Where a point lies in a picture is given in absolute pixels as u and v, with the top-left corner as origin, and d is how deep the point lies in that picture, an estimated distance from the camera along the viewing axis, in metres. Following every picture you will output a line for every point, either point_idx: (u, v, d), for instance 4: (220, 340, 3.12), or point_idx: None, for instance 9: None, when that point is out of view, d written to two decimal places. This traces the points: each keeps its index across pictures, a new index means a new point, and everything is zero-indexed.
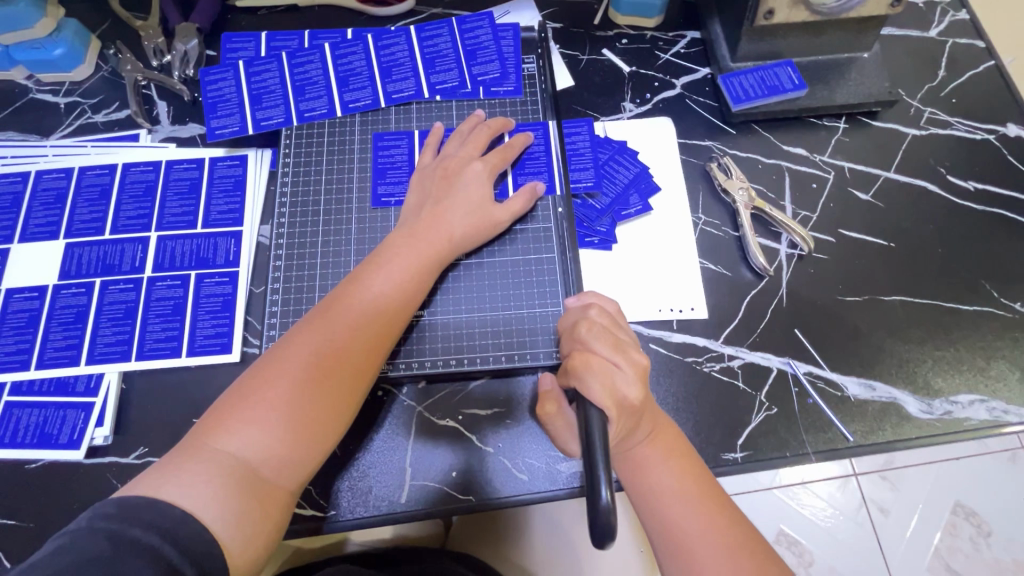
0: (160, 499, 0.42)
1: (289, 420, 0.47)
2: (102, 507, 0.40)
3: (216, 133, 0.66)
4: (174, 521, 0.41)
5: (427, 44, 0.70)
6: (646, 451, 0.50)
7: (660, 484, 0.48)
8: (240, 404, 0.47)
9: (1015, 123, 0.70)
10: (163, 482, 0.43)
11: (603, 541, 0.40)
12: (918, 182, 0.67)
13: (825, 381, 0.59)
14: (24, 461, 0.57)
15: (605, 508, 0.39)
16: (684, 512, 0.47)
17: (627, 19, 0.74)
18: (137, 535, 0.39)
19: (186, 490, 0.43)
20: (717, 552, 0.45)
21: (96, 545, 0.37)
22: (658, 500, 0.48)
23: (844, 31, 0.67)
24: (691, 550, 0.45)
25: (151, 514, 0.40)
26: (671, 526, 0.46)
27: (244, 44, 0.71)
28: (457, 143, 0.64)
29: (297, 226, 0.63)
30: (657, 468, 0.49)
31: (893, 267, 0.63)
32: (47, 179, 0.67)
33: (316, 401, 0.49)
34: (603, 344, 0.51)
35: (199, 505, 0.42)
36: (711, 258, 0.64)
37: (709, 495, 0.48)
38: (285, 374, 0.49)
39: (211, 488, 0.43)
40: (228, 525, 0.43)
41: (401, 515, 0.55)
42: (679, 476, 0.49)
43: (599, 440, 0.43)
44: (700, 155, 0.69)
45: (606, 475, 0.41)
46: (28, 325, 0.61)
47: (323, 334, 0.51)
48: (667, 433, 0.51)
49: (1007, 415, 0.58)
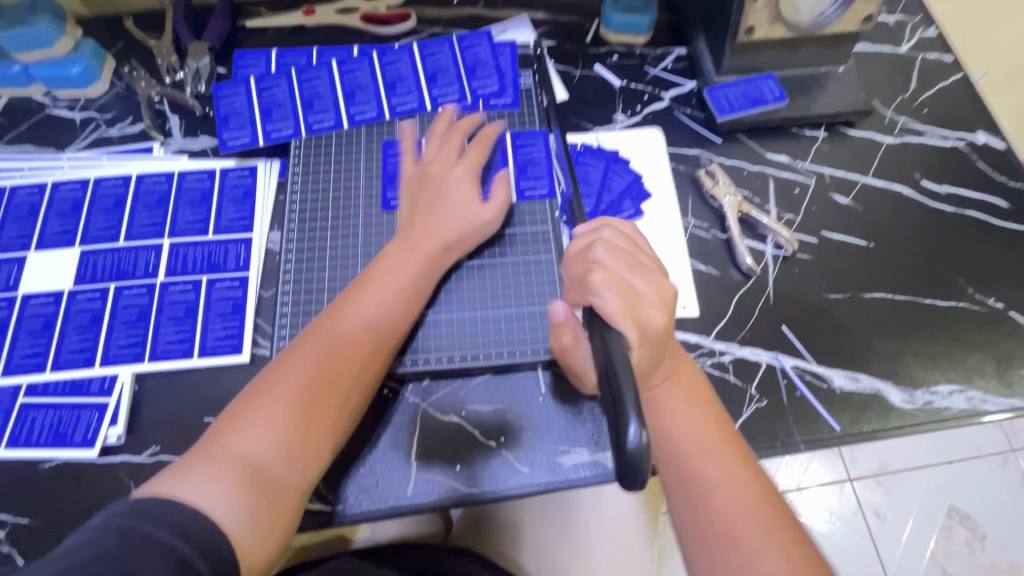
0: (174, 499, 0.44)
1: (294, 425, 0.49)
2: (117, 506, 0.42)
3: (228, 145, 0.69)
4: (185, 518, 0.43)
5: (430, 60, 0.74)
6: (670, 400, 0.51)
7: (682, 429, 0.50)
8: (250, 408, 0.49)
9: (984, 130, 0.74)
10: (176, 483, 0.45)
11: (633, 482, 0.35)
12: (895, 186, 0.71)
13: (811, 374, 0.62)
14: (39, 460, 0.58)
15: (634, 451, 0.34)
16: (703, 460, 0.48)
17: (617, 37, 0.78)
18: (148, 531, 0.40)
19: (200, 489, 0.45)
20: (728, 498, 0.47)
21: (108, 540, 0.39)
22: (681, 447, 0.49)
23: (819, 46, 0.71)
24: (702, 487, 0.47)
25: (162, 512, 0.42)
26: (687, 465, 0.48)
27: (255, 61, 0.74)
28: (437, 144, 0.66)
29: (306, 232, 0.66)
30: (681, 416, 0.50)
31: (873, 266, 0.67)
32: (63, 189, 0.69)
33: (320, 408, 0.51)
34: (621, 264, 0.51)
35: (213, 504, 0.45)
36: (702, 259, 0.67)
37: (725, 438, 0.50)
38: (289, 385, 0.51)
39: (221, 488, 0.45)
40: (240, 524, 0.45)
41: (407, 508, 0.57)
42: (704, 425, 0.50)
43: (628, 382, 0.37)
44: (688, 163, 0.72)
45: (636, 412, 0.35)
46: (43, 328, 0.63)
47: (322, 348, 0.53)
48: (688, 378, 0.53)
49: (986, 404, 0.61)
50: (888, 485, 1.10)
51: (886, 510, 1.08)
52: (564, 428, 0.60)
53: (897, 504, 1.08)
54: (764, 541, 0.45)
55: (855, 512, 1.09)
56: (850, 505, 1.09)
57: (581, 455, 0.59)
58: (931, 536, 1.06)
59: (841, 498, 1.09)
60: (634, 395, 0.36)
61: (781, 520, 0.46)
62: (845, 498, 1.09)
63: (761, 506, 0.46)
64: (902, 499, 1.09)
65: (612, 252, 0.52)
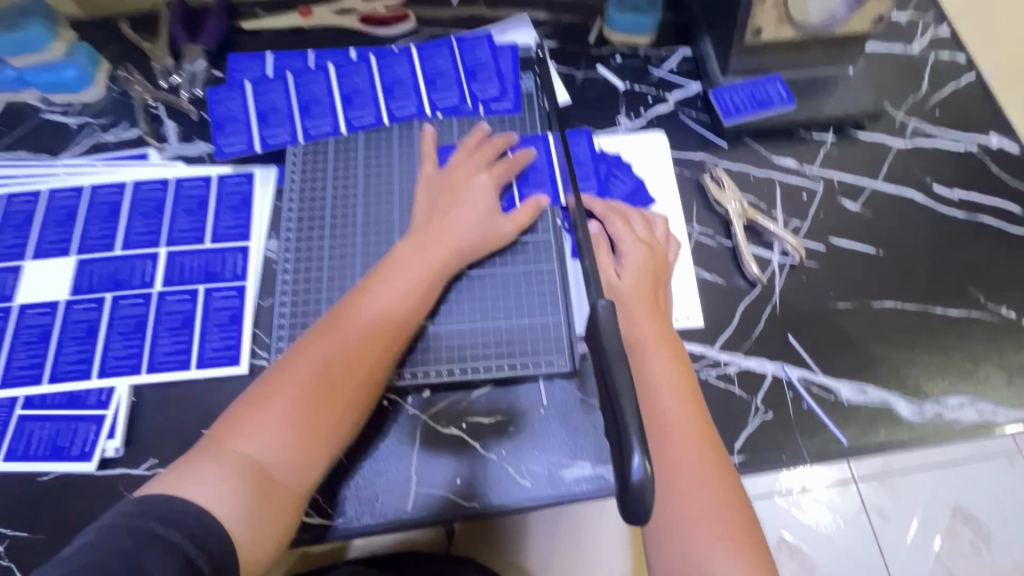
0: (179, 496, 0.44)
1: (302, 422, 0.48)
2: (125, 506, 0.41)
3: (224, 151, 0.69)
4: (190, 518, 0.42)
5: (429, 63, 0.72)
6: (649, 345, 0.53)
7: (660, 376, 0.52)
8: (262, 402, 0.48)
9: (997, 133, 0.72)
10: (182, 479, 0.45)
11: (637, 517, 0.34)
12: (905, 191, 0.69)
13: (818, 385, 0.61)
14: (37, 473, 0.58)
15: (637, 486, 0.33)
16: (671, 402, 0.50)
17: (621, 37, 0.77)
18: (157, 529, 0.40)
19: (204, 489, 0.44)
20: (686, 439, 0.48)
21: (120, 537, 0.39)
22: (653, 388, 0.51)
23: (828, 47, 0.69)
24: (669, 434, 0.49)
25: (170, 510, 0.42)
26: (656, 411, 0.50)
27: (250, 65, 0.73)
28: (464, 154, 0.66)
29: (303, 241, 0.65)
30: (657, 361, 0.52)
31: (881, 274, 0.65)
32: (59, 198, 0.68)
33: (331, 401, 0.49)
34: (638, 227, 0.62)
35: (216, 502, 0.44)
36: (707, 267, 0.66)
37: (694, 396, 0.51)
38: (302, 377, 0.49)
39: (225, 486, 0.45)
40: (241, 524, 0.44)
41: (406, 523, 0.56)
42: (675, 373, 0.52)
43: (630, 409, 0.36)
44: (693, 167, 0.71)
45: (641, 442, 0.34)
46: (40, 339, 0.62)
47: (337, 340, 0.51)
48: (670, 338, 0.55)
49: (997, 417, 0.59)
50: (893, 486, 1.06)
51: (890, 511, 1.04)
52: (565, 438, 0.59)
53: (901, 505, 1.04)
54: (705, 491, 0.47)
55: (859, 512, 1.06)
56: (853, 505, 1.06)
57: (583, 469, 0.58)
58: (936, 537, 1.02)
59: (843, 498, 1.06)
60: (638, 423, 0.35)
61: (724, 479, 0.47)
62: (848, 497, 1.06)
63: (713, 465, 0.48)
64: (906, 500, 1.05)
65: (635, 221, 0.62)
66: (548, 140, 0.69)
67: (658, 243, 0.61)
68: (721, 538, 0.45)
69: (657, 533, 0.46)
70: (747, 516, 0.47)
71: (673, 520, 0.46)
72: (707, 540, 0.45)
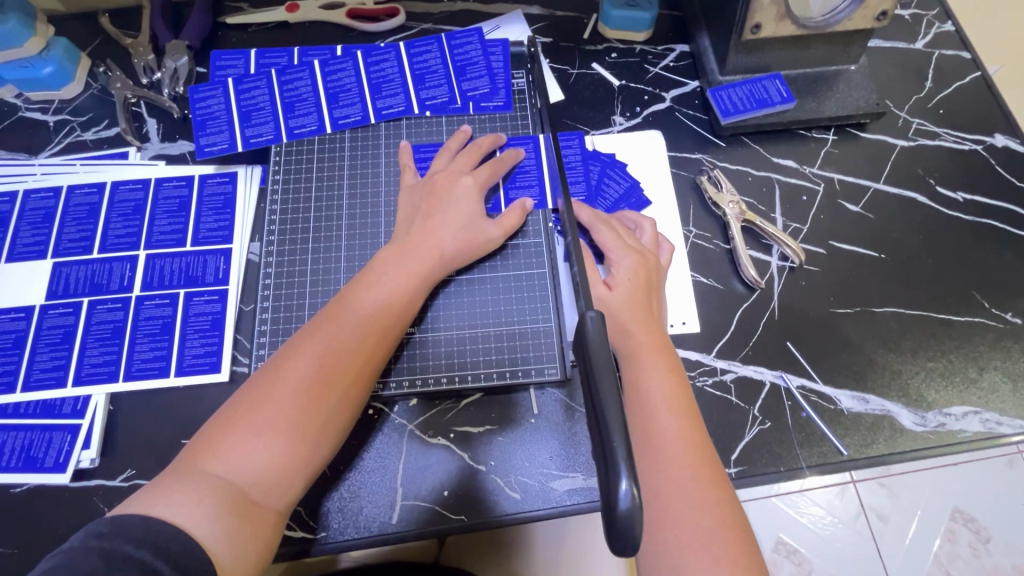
0: (154, 517, 0.40)
1: (284, 433, 0.45)
2: (96, 526, 0.38)
3: (205, 151, 0.66)
4: (165, 538, 0.39)
5: (416, 60, 0.70)
6: (645, 359, 0.52)
7: (656, 390, 0.50)
8: (242, 417, 0.46)
9: (1002, 133, 0.70)
10: (155, 500, 0.42)
11: (625, 548, 0.32)
12: (908, 192, 0.67)
13: (818, 394, 0.59)
14: (9, 485, 0.55)
15: (625, 514, 0.32)
16: (668, 419, 0.48)
17: (616, 33, 0.74)
18: (130, 552, 0.37)
19: (180, 508, 0.41)
20: (682, 458, 0.46)
21: (89, 561, 0.36)
22: (649, 403, 0.49)
23: (830, 44, 0.67)
24: (664, 451, 0.47)
25: (145, 530, 0.39)
26: (652, 426, 0.48)
27: (234, 62, 0.71)
28: (446, 159, 0.64)
29: (287, 243, 0.63)
30: (654, 375, 0.51)
31: (883, 278, 0.63)
32: (35, 198, 0.66)
33: (315, 410, 0.47)
34: (624, 232, 0.60)
35: (195, 522, 0.41)
36: (703, 271, 0.64)
37: (691, 412, 0.49)
38: (285, 387, 0.47)
39: (203, 505, 0.42)
40: (223, 545, 0.41)
41: (391, 536, 0.54)
42: (674, 388, 0.50)
43: (618, 430, 0.34)
44: (689, 167, 0.69)
45: (628, 466, 0.33)
46: (13, 346, 0.60)
47: (320, 348, 0.49)
48: (665, 349, 0.53)
49: (1001, 427, 0.58)
50: (892, 488, 1.02)
51: (889, 513, 1.00)
52: (558, 449, 0.57)
53: (900, 507, 1.00)
54: (701, 512, 0.44)
55: (857, 515, 1.01)
56: (852, 507, 1.01)
57: (575, 480, 0.56)
58: (935, 539, 0.98)
59: (842, 500, 1.01)
60: (625, 446, 0.33)
61: (722, 499, 0.45)
62: (847, 500, 1.01)
63: (710, 485, 0.46)
64: (906, 502, 1.00)
65: (620, 226, 0.60)
66: (538, 141, 0.67)
67: (647, 248, 0.59)
68: (718, 561, 0.43)
69: (652, 557, 0.44)
70: (748, 540, 0.44)
71: (668, 543, 0.44)
72: (704, 563, 0.42)
